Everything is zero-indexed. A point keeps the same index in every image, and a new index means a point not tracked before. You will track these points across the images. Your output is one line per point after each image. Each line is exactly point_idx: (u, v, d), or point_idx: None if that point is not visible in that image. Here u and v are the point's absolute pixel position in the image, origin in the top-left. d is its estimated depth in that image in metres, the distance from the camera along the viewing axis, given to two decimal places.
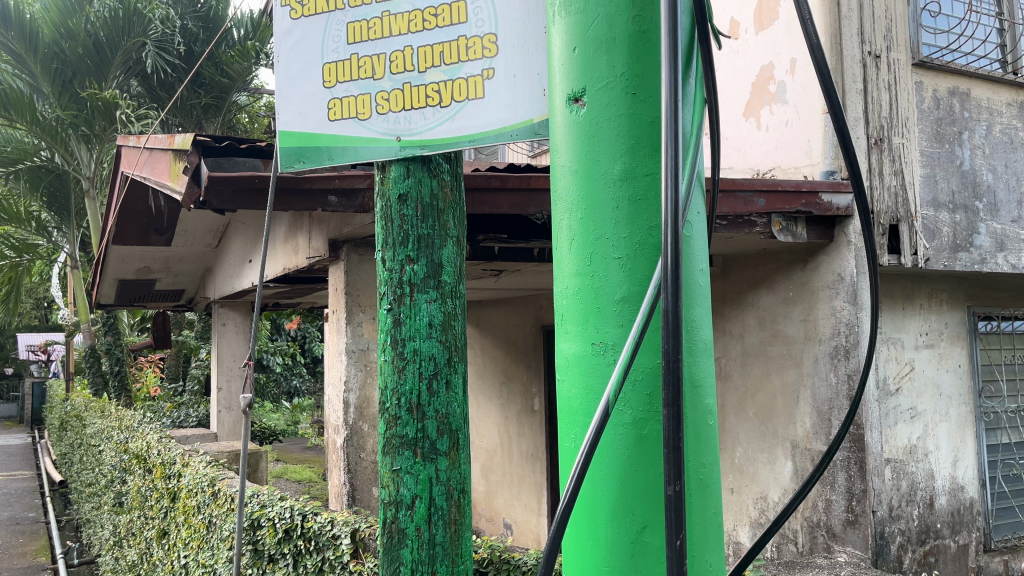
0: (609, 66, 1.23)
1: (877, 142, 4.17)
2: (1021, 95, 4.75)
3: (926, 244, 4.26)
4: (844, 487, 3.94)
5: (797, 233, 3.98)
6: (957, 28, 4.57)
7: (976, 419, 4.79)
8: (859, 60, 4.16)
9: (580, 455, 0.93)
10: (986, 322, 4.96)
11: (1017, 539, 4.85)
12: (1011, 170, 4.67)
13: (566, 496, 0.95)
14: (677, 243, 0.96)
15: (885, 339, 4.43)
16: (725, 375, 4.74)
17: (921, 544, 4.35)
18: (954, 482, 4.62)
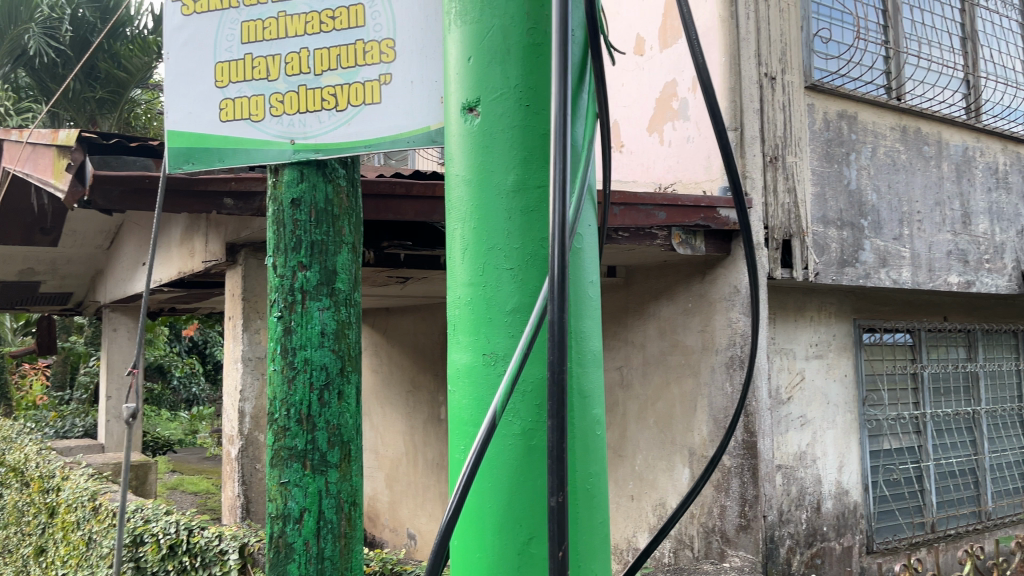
0: (502, 76, 1.24)
1: (772, 160, 4.35)
2: (904, 120, 5.04)
3: (816, 259, 4.46)
4: (737, 493, 4.06)
5: (696, 246, 4.09)
6: (846, 54, 4.80)
7: (860, 426, 5.02)
8: (756, 81, 4.32)
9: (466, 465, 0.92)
10: (869, 334, 5.22)
11: (897, 542, 5.06)
12: (894, 190, 4.93)
13: (452, 507, 0.94)
14: (564, 253, 0.97)
15: (777, 349, 4.62)
16: (628, 384, 4.84)
17: (809, 547, 4.54)
18: (838, 487, 4.84)
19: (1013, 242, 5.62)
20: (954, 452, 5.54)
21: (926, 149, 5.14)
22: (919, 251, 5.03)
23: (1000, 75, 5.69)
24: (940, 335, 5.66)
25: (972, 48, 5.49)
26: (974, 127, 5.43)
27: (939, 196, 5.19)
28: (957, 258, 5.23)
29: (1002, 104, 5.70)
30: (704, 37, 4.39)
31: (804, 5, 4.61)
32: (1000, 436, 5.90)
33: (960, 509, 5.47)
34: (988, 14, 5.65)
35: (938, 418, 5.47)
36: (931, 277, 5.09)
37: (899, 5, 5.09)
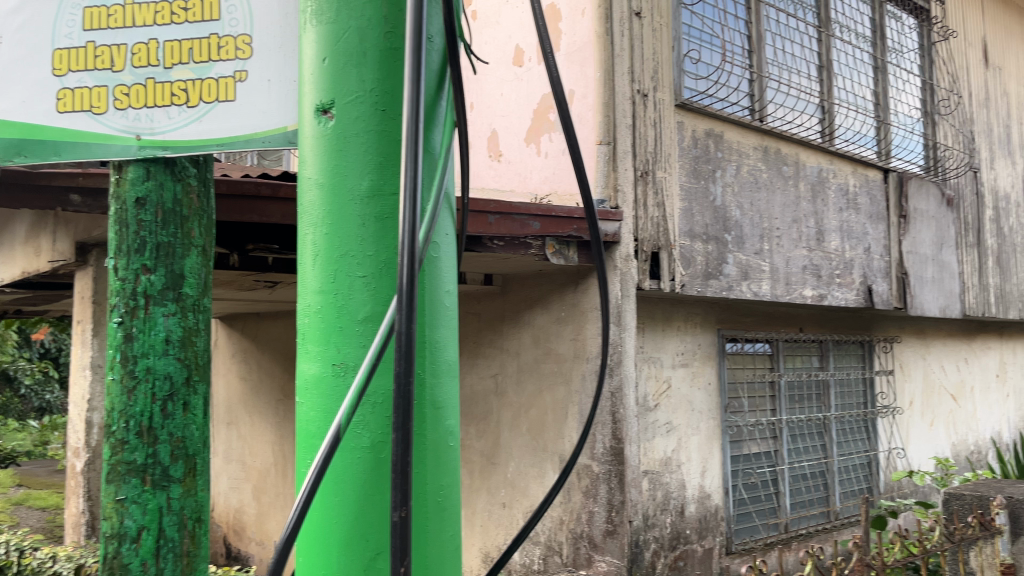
0: (358, 79, 1.21)
1: (643, 175, 4.49)
2: (765, 140, 5.31)
3: (682, 271, 4.64)
4: (605, 498, 4.16)
5: (569, 256, 4.16)
6: (713, 75, 5.03)
7: (721, 432, 5.24)
8: (629, 97, 4.45)
9: None
10: (732, 344, 5.47)
11: (754, 542, 5.30)
12: (756, 207, 5.19)
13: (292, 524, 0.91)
14: (412, 263, 0.96)
15: (645, 357, 4.77)
16: (502, 392, 4.85)
17: (672, 550, 4.71)
18: (701, 491, 5.03)
19: (862, 259, 6.02)
20: (806, 456, 5.88)
21: (785, 169, 5.45)
22: (777, 265, 5.31)
23: (852, 102, 6.10)
24: (796, 345, 6.00)
25: (827, 76, 5.87)
26: (828, 150, 5.79)
27: (796, 214, 5.50)
28: (811, 273, 5.56)
29: (854, 129, 6.11)
30: (581, 51, 4.49)
31: (675, 26, 4.79)
32: (849, 440, 6.29)
33: (811, 510, 5.80)
34: (841, 45, 6.05)
35: (793, 423, 5.79)
36: (788, 291, 5.38)
37: (762, 32, 5.37)
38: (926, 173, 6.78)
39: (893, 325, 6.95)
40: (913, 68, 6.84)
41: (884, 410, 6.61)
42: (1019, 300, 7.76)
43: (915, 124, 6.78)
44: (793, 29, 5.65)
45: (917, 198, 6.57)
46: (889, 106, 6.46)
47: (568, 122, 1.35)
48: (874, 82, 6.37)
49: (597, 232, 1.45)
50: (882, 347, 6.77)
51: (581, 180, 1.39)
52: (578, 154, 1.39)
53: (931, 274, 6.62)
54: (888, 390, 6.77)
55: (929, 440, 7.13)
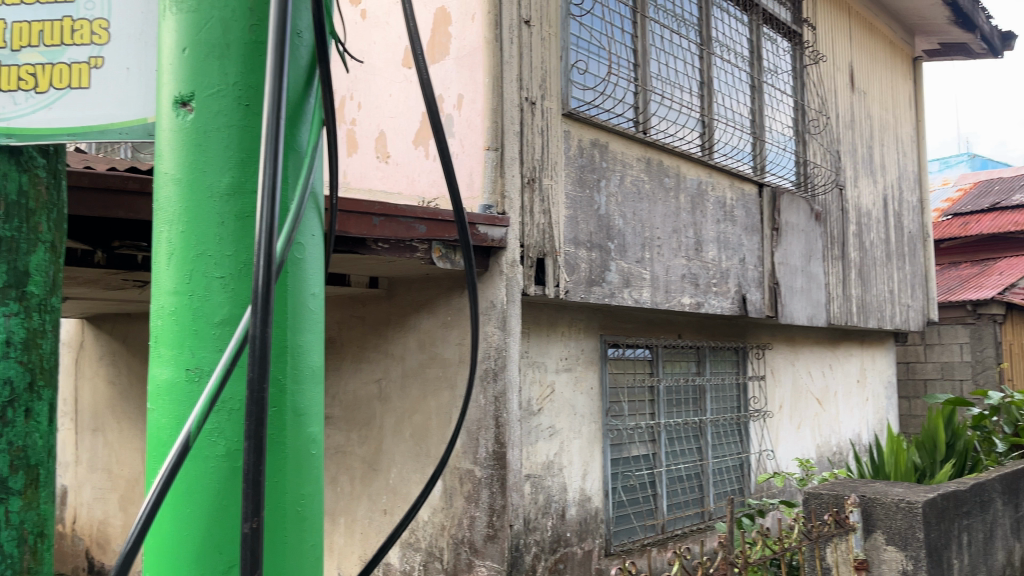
0: (220, 72, 1.16)
1: (529, 182, 4.54)
2: (648, 152, 5.48)
3: (566, 277, 4.72)
4: (487, 503, 4.18)
5: (455, 261, 4.15)
6: (599, 86, 5.15)
7: (602, 436, 5.36)
8: (517, 104, 4.49)
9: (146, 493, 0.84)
10: (613, 349, 5.60)
11: (632, 543, 5.44)
12: (638, 217, 5.34)
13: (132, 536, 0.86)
14: (269, 263, 0.93)
15: (529, 362, 4.82)
16: (385, 397, 4.79)
17: (553, 553, 4.77)
18: (582, 494, 5.12)
19: (736, 269, 6.29)
20: (682, 458, 6.09)
21: (666, 180, 5.63)
22: (658, 274, 5.47)
23: (730, 119, 6.37)
24: (675, 351, 6.20)
25: (707, 92, 6.10)
26: (708, 164, 6.02)
27: (676, 224, 5.70)
28: (689, 282, 5.76)
29: (731, 145, 6.38)
30: (470, 56, 4.49)
31: (563, 36, 4.88)
32: (722, 443, 6.56)
33: (686, 511, 6.01)
34: (721, 64, 6.31)
35: (671, 427, 5.99)
36: (667, 298, 5.55)
37: (647, 46, 5.54)
38: (797, 188, 7.15)
39: (765, 332, 7.30)
40: (786, 89, 7.21)
41: (755, 414, 6.93)
42: (878, 309, 8.30)
43: (788, 141, 7.14)
44: (676, 45, 5.85)
45: (788, 212, 6.93)
46: (764, 123, 6.78)
47: (440, 130, 1.36)
48: (751, 100, 6.67)
49: (467, 239, 1.46)
50: (755, 354, 7.09)
51: (452, 188, 1.40)
52: (449, 161, 1.40)
53: (799, 284, 6.99)
54: (759, 394, 7.09)
55: (795, 441, 7.52)
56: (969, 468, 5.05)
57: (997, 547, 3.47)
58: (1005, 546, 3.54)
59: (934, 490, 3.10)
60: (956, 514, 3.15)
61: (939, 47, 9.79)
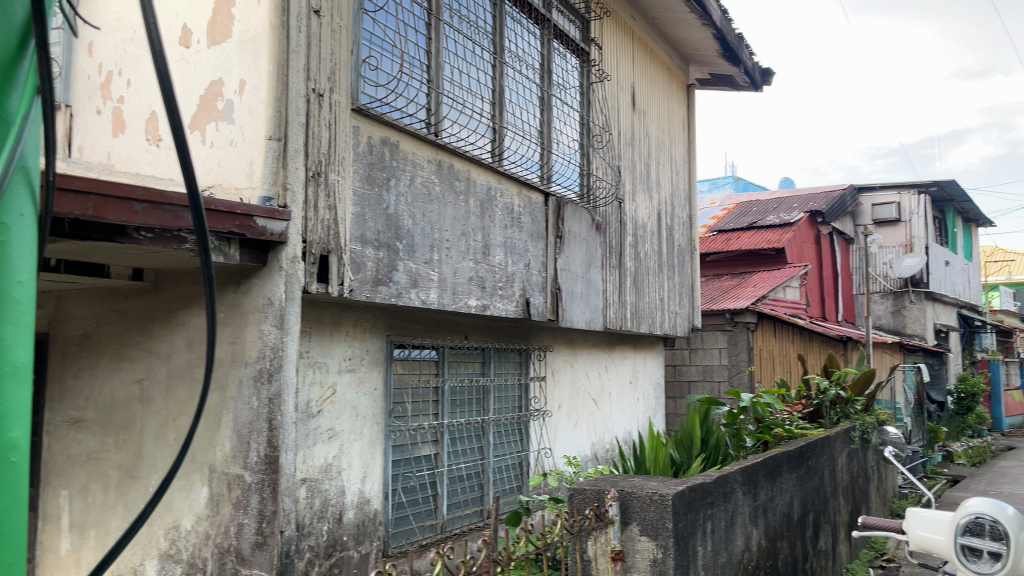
0: None
1: (314, 176, 4.40)
2: (439, 154, 5.50)
3: (350, 276, 4.62)
4: (256, 509, 3.99)
5: (229, 254, 3.93)
6: (390, 85, 5.10)
7: (384, 437, 5.30)
8: (304, 96, 4.34)
9: None
10: (399, 350, 5.56)
11: (409, 544, 5.43)
12: (427, 218, 5.33)
13: None
14: None
15: (309, 362, 4.67)
16: (147, 399, 4.43)
17: (326, 558, 4.66)
18: (360, 497, 5.03)
19: (521, 273, 6.49)
20: (464, 457, 6.17)
21: (456, 184, 5.68)
22: (445, 275, 5.51)
23: (519, 128, 6.56)
24: (460, 352, 6.27)
25: (499, 100, 6.25)
26: (497, 170, 6.15)
27: (465, 227, 5.76)
28: (476, 284, 5.86)
29: (521, 153, 6.56)
30: (254, 40, 4.27)
31: (354, 29, 4.79)
32: (503, 442, 6.73)
33: (465, 510, 6.10)
34: (512, 74, 6.49)
35: (454, 427, 6.05)
36: (453, 300, 5.60)
37: (440, 50, 5.58)
38: (580, 200, 7.48)
39: (547, 335, 7.59)
40: (574, 104, 7.55)
41: (535, 413, 7.17)
42: (650, 316, 8.91)
43: (573, 154, 7.48)
44: (469, 51, 5.94)
45: (572, 221, 7.25)
46: (551, 135, 7.05)
47: (177, 128, 1.43)
48: (540, 113, 6.92)
49: (202, 231, 1.54)
50: (537, 355, 7.34)
51: (186, 179, 1.48)
52: (186, 156, 1.47)
53: (579, 290, 7.35)
54: (540, 395, 7.35)
55: (572, 439, 7.88)
56: (721, 461, 5.56)
57: (737, 533, 3.82)
58: (744, 532, 3.91)
59: (683, 483, 3.36)
60: (702, 505, 3.43)
61: (710, 76, 10.72)
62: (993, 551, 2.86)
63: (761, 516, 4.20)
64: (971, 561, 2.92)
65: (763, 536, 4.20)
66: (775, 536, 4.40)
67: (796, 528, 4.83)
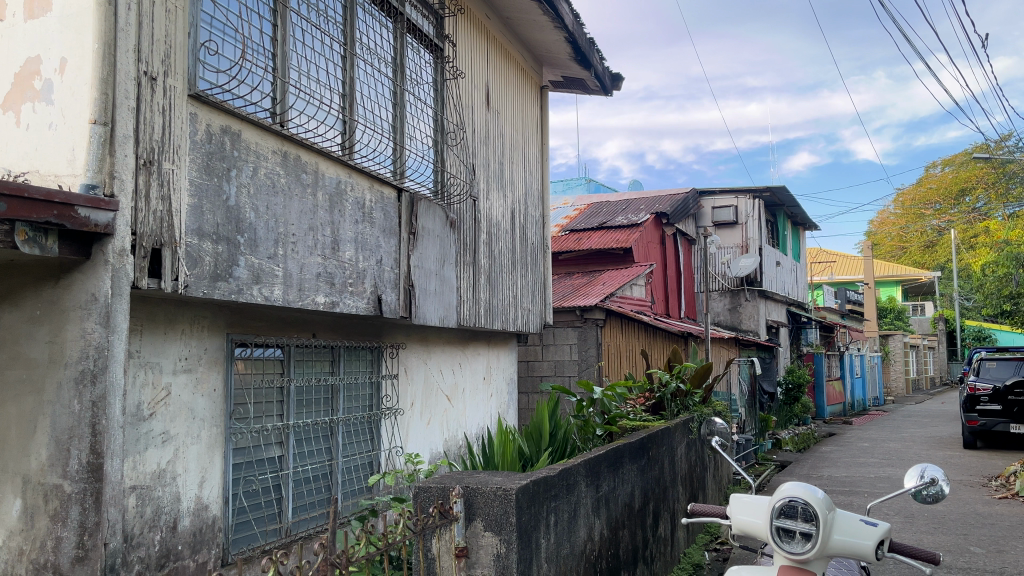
0: None
1: (145, 164, 4.12)
2: (285, 145, 5.31)
3: (186, 271, 4.37)
4: (76, 521, 3.69)
5: (47, 247, 3.62)
6: (232, 71, 4.86)
7: (225, 439, 5.06)
8: (133, 78, 4.07)
9: None
10: (241, 348, 5.33)
11: (250, 551, 5.22)
12: (272, 211, 5.14)
13: None
14: None
15: (140, 362, 4.38)
16: None
17: (158, 569, 4.42)
18: (198, 503, 4.78)
19: (372, 270, 6.38)
20: (310, 459, 5.99)
21: (303, 176, 5.51)
22: (290, 271, 5.32)
23: (371, 122, 6.43)
24: (308, 350, 6.09)
25: (349, 92, 6.10)
26: (347, 164, 6.01)
27: (313, 222, 5.60)
28: (324, 281, 5.70)
29: (372, 147, 6.43)
30: (76, 15, 3.94)
31: (191, 11, 4.54)
32: (353, 441, 6.60)
33: (311, 512, 5.94)
34: (363, 66, 6.35)
35: (300, 428, 5.86)
36: (300, 296, 5.43)
37: (287, 39, 5.39)
38: (434, 196, 7.43)
39: (400, 332, 7.51)
40: (427, 100, 7.49)
41: (387, 412, 7.07)
42: (503, 313, 9.00)
43: (427, 150, 7.41)
44: (319, 40, 5.76)
45: (425, 217, 7.21)
46: (404, 131, 6.97)
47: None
48: (392, 107, 6.82)
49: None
50: (389, 353, 7.25)
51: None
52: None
53: (432, 287, 7.31)
54: (392, 392, 7.26)
55: (424, 437, 7.84)
56: (568, 453, 5.69)
57: (579, 524, 3.92)
58: (586, 523, 4.02)
59: (527, 477, 3.40)
60: (546, 498, 3.49)
61: (562, 79, 10.97)
62: (804, 531, 3.08)
63: (603, 506, 4.33)
64: (785, 542, 3.13)
65: (605, 526, 4.34)
66: (616, 525, 4.55)
67: (636, 516, 5.00)
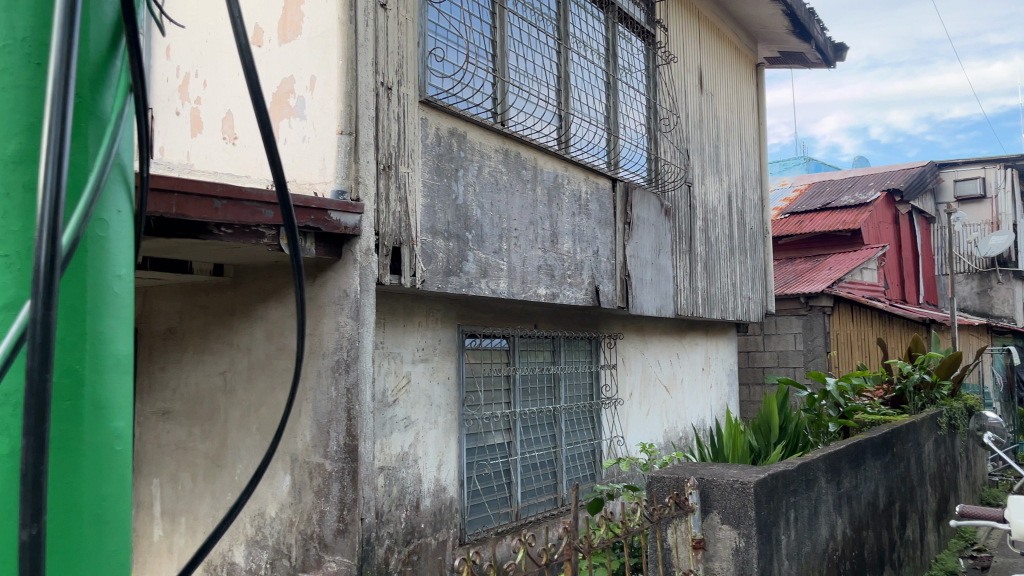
0: (6, 25, 1.02)
1: (385, 169, 4.44)
2: (506, 143, 5.49)
3: (422, 267, 4.67)
4: (337, 497, 4.07)
5: (306, 248, 3.97)
6: (457, 75, 5.12)
7: (459, 426, 5.35)
8: (373, 89, 4.38)
9: None
10: (471, 339, 5.61)
11: (485, 532, 5.48)
12: (496, 208, 5.34)
13: None
14: (53, 224, 0.82)
15: (384, 352, 4.74)
16: (231, 390, 4.56)
17: (406, 544, 4.74)
18: (437, 484, 5.09)
19: (591, 261, 6.44)
20: (536, 446, 6.19)
21: (523, 172, 5.67)
22: (515, 265, 5.51)
23: (586, 114, 6.49)
24: (531, 341, 6.28)
25: (564, 86, 6.20)
26: (564, 157, 6.11)
27: (533, 216, 5.75)
28: (545, 273, 5.84)
29: (587, 139, 6.49)
30: (323, 36, 4.31)
31: (420, 22, 4.82)
32: (576, 430, 6.72)
33: (539, 498, 6.12)
34: (577, 59, 6.42)
35: (526, 415, 6.07)
36: (523, 289, 5.60)
37: (505, 39, 5.57)
38: (649, 184, 7.38)
39: (618, 323, 7.52)
40: (640, 87, 7.43)
41: (608, 402, 7.13)
42: (722, 301, 8.76)
43: (640, 138, 7.35)
44: (534, 39, 5.90)
45: (640, 206, 7.16)
46: (618, 120, 6.96)
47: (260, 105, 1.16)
48: (606, 96, 6.84)
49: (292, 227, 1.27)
50: (608, 343, 7.29)
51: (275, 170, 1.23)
52: (271, 133, 1.21)
53: (649, 277, 7.26)
54: (612, 382, 7.30)
55: (645, 427, 7.82)
56: (800, 447, 5.42)
57: (821, 522, 3.73)
58: (828, 521, 3.81)
59: (765, 470, 3.28)
60: (785, 492, 3.36)
61: (779, 54, 10.45)
62: None
63: (845, 504, 4.09)
64: None
65: (848, 524, 4.09)
66: (860, 525, 4.28)
67: (881, 517, 4.68)
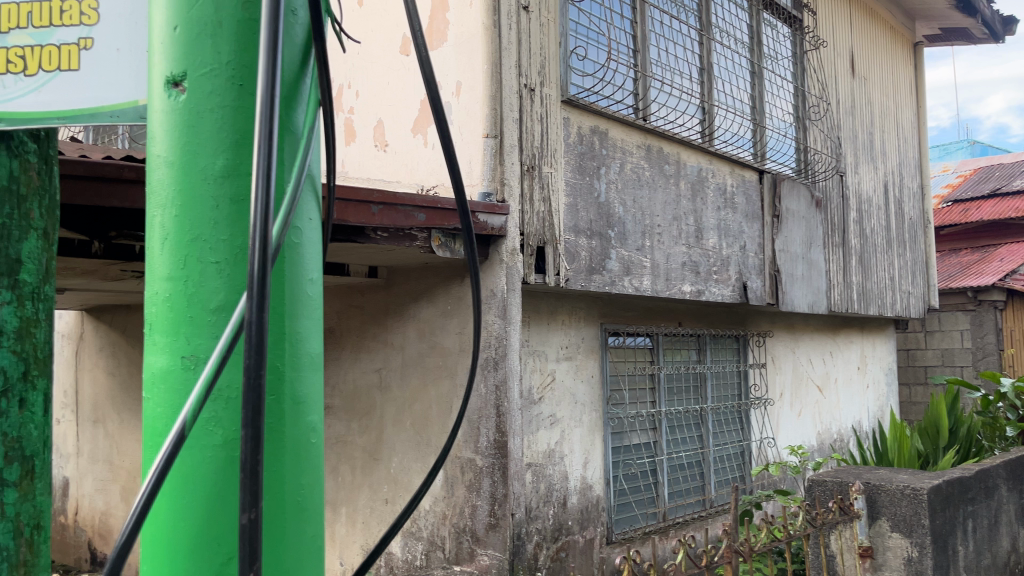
0: (212, 50, 1.11)
1: (529, 170, 4.50)
2: (648, 139, 5.43)
3: (567, 265, 4.69)
4: (488, 492, 4.17)
5: (455, 250, 4.12)
6: (598, 73, 5.11)
7: (604, 424, 5.34)
8: (516, 91, 4.44)
9: (148, 481, 0.86)
10: (614, 337, 5.58)
11: (633, 531, 5.44)
12: (639, 204, 5.30)
13: (137, 515, 0.86)
14: (264, 229, 0.88)
15: (529, 350, 4.80)
16: (386, 386, 4.76)
17: (554, 541, 4.78)
18: (583, 482, 5.11)
19: (737, 256, 6.25)
20: (683, 446, 6.08)
21: (666, 167, 5.58)
22: (658, 262, 5.44)
23: (730, 105, 6.31)
24: (675, 339, 6.18)
25: (707, 78, 6.05)
26: (708, 150, 5.97)
27: (677, 212, 5.65)
28: (690, 269, 5.73)
29: (731, 131, 6.31)
30: (469, 41, 4.42)
31: (561, 22, 4.84)
32: (723, 431, 6.56)
33: (687, 499, 6.01)
34: (720, 50, 6.26)
35: (672, 415, 5.98)
36: (667, 286, 5.52)
37: (647, 33, 5.50)
38: (797, 175, 7.09)
39: (766, 320, 7.26)
40: (787, 75, 7.15)
41: (756, 402, 6.91)
42: (879, 297, 8.28)
43: (788, 128, 7.07)
44: (676, 31, 5.80)
45: (789, 198, 6.89)
46: (764, 109, 6.72)
47: (439, 112, 1.24)
48: (751, 86, 6.62)
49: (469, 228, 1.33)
50: (756, 342, 7.06)
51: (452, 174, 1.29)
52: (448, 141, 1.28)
53: (800, 272, 6.97)
54: (760, 382, 7.07)
55: (796, 429, 7.52)
56: (974, 453, 5.04)
57: (1001, 533, 3.45)
58: (1010, 533, 3.53)
59: (939, 476, 3.07)
60: (962, 500, 3.13)
61: (940, 32, 9.76)
62: None
63: None
64: None
65: None
66: None
67: None
